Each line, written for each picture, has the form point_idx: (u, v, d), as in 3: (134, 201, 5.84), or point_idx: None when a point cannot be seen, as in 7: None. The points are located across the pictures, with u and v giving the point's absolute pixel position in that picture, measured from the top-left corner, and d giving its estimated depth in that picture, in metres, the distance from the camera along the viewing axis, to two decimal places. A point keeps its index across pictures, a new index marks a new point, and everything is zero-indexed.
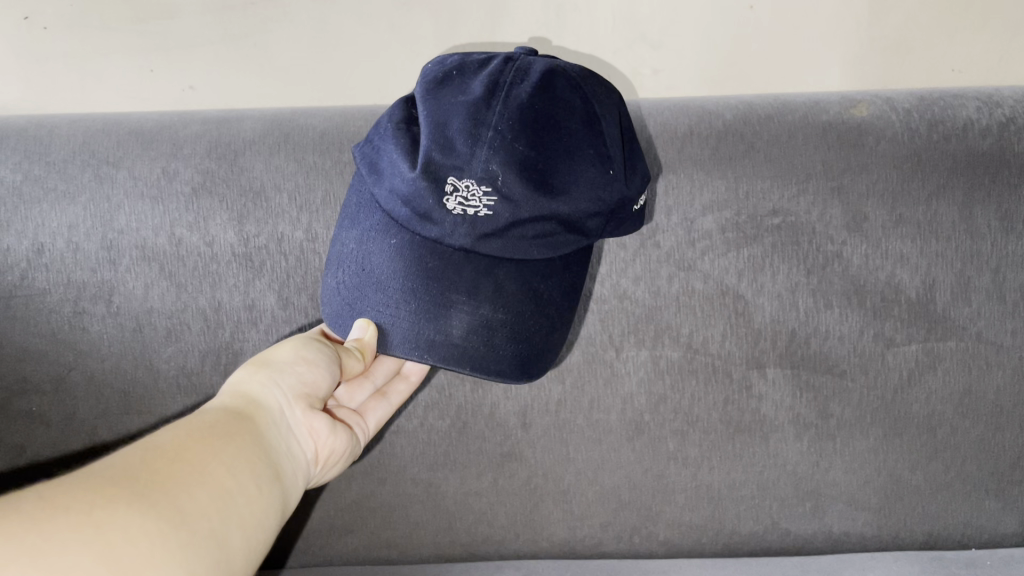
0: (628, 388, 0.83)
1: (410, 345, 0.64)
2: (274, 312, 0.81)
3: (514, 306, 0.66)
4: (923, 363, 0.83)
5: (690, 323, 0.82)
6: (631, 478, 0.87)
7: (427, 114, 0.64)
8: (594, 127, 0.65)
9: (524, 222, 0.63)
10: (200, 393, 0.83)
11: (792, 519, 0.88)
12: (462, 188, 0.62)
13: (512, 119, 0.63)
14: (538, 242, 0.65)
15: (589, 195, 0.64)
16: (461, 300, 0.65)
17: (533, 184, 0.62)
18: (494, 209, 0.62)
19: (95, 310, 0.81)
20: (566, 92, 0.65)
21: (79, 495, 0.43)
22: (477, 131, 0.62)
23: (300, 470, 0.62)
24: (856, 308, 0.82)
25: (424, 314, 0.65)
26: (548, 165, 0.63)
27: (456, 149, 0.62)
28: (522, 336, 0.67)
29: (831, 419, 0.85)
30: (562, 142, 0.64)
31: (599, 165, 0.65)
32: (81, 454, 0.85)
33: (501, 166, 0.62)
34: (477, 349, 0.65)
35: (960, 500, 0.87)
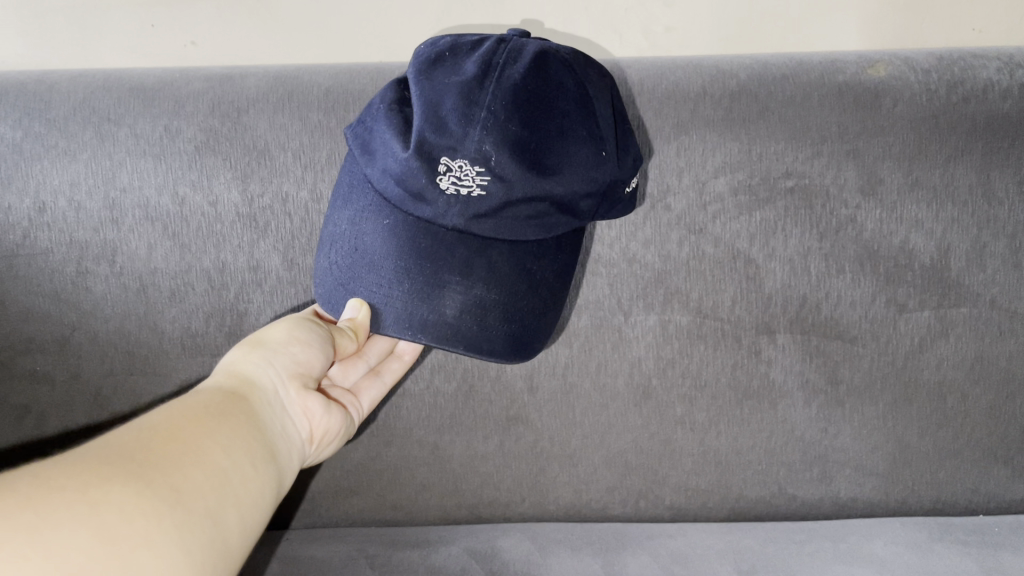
0: (636, 352, 0.83)
1: (403, 325, 0.63)
2: (279, 274, 0.80)
3: (507, 285, 0.65)
4: (935, 330, 0.82)
5: (701, 287, 0.81)
6: (638, 443, 0.86)
7: (420, 94, 0.63)
8: (587, 108, 0.64)
9: (518, 202, 0.63)
10: (205, 354, 0.82)
11: (800, 485, 0.88)
12: (455, 167, 0.61)
13: (505, 99, 0.62)
14: (530, 222, 0.64)
15: (581, 176, 0.63)
16: (455, 280, 0.64)
17: (526, 165, 0.61)
18: (487, 189, 0.62)
19: (98, 271, 0.80)
20: (560, 73, 0.64)
21: (75, 474, 0.43)
22: (471, 111, 0.61)
23: (294, 450, 0.62)
24: (869, 274, 0.81)
25: (418, 293, 0.64)
26: (541, 146, 0.62)
27: (449, 128, 0.61)
28: (515, 317, 0.66)
29: (841, 385, 0.84)
30: (554, 123, 0.63)
31: (591, 145, 0.64)
32: (83, 415, 0.85)
33: (493, 146, 0.61)
34: (471, 329, 0.64)
35: (968, 466, 0.87)
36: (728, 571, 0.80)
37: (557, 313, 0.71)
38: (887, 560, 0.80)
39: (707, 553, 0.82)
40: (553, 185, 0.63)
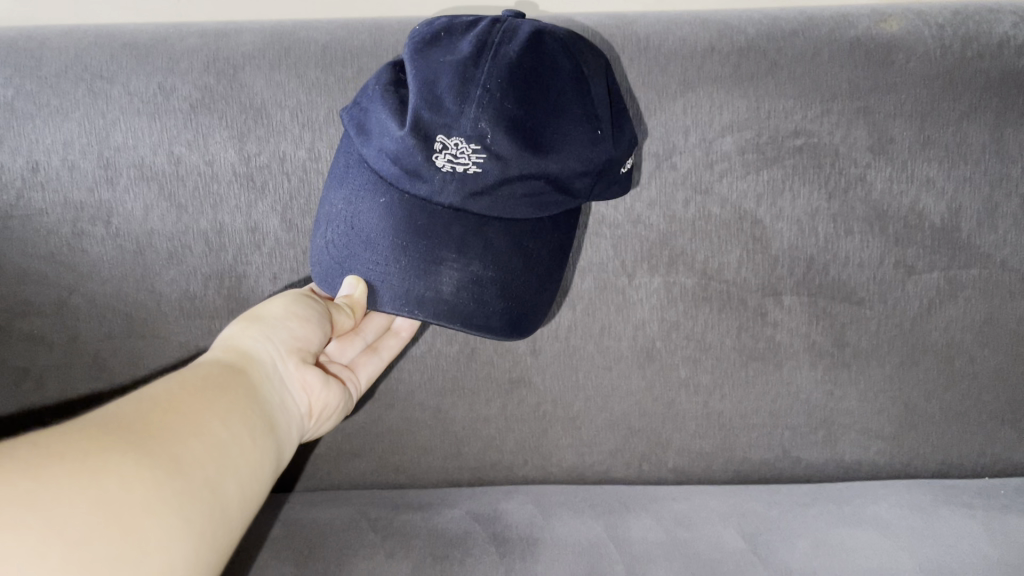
0: (641, 314, 0.81)
1: (401, 301, 0.63)
2: (277, 235, 0.79)
3: (503, 262, 0.65)
4: (944, 291, 0.81)
5: (706, 248, 0.79)
6: (642, 405, 0.85)
7: (415, 72, 0.62)
8: (583, 87, 0.64)
9: (514, 180, 0.62)
10: (204, 316, 0.82)
11: (804, 447, 0.87)
12: (450, 143, 0.61)
13: (501, 77, 0.61)
14: (526, 201, 0.64)
15: (579, 154, 0.63)
16: (452, 257, 0.64)
17: (523, 142, 0.61)
18: (484, 167, 0.61)
19: (93, 232, 0.79)
20: (555, 52, 0.64)
21: (73, 443, 0.42)
22: (467, 89, 0.61)
23: (292, 424, 0.61)
24: (878, 234, 0.79)
25: (414, 270, 0.63)
26: (537, 124, 0.62)
27: (445, 107, 0.61)
28: (511, 293, 0.66)
29: (848, 347, 0.83)
30: (550, 102, 0.63)
31: (586, 124, 0.63)
32: (82, 377, 0.84)
33: (489, 124, 0.60)
34: (468, 305, 0.64)
35: (975, 429, 0.86)
36: (732, 533, 0.79)
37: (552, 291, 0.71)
38: (892, 522, 0.80)
39: (711, 516, 0.82)
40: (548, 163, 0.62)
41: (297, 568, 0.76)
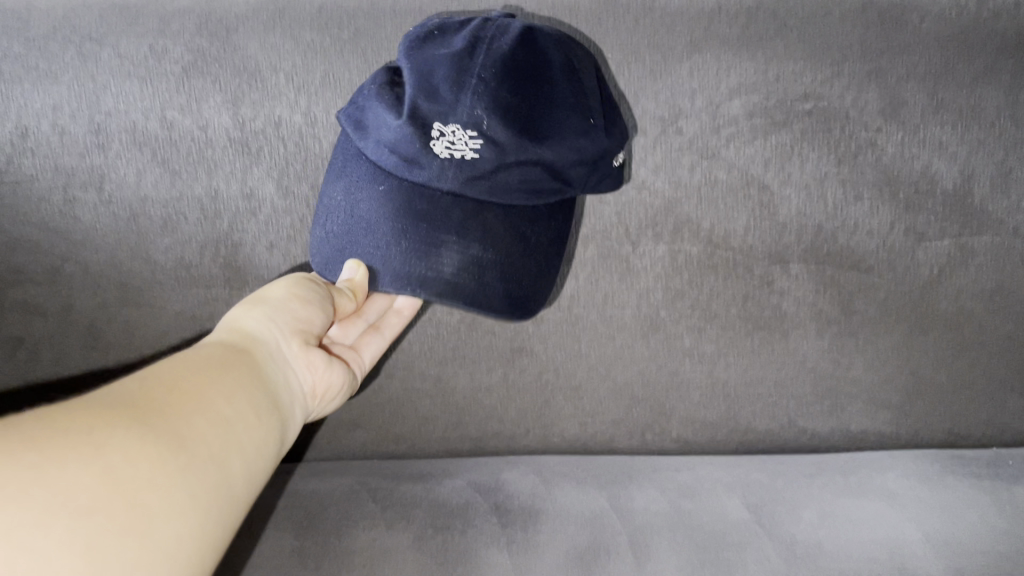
0: (645, 282, 0.80)
1: (402, 281, 0.64)
2: (273, 202, 0.77)
3: (503, 246, 0.67)
4: (954, 258, 0.79)
5: (712, 214, 0.78)
6: (646, 375, 0.84)
7: (411, 66, 0.64)
8: (576, 78, 0.66)
9: (510, 167, 0.64)
10: (199, 285, 0.79)
11: (810, 418, 0.85)
12: (447, 130, 0.62)
13: (494, 68, 0.63)
14: (523, 189, 0.66)
15: (574, 141, 0.64)
16: (452, 239, 0.65)
17: (518, 129, 0.63)
18: (480, 153, 0.63)
19: (85, 199, 0.77)
20: (546, 46, 0.66)
21: (76, 416, 0.41)
22: (462, 79, 0.63)
23: (297, 405, 0.59)
24: (887, 200, 0.78)
25: (414, 253, 0.64)
26: (531, 112, 0.63)
27: (441, 96, 0.63)
28: (511, 277, 0.67)
29: (856, 315, 0.81)
30: (543, 92, 0.64)
31: (580, 112, 0.65)
32: (78, 346, 0.82)
33: (485, 111, 0.62)
34: (468, 285, 0.65)
35: (984, 398, 0.84)
36: (736, 503, 0.78)
37: (550, 281, 0.72)
38: (898, 492, 0.79)
39: (715, 486, 0.81)
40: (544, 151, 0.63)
41: (297, 539, 0.75)
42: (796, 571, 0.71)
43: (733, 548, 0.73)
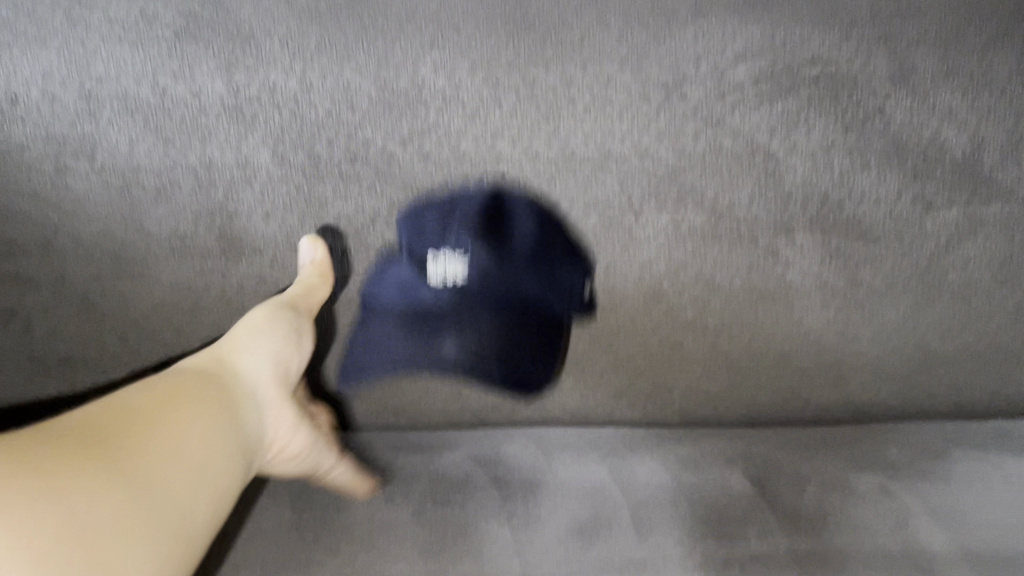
0: (647, 253, 0.79)
1: (411, 363, 0.81)
2: (269, 170, 0.76)
3: (498, 338, 0.82)
4: (963, 228, 0.78)
5: (717, 184, 0.77)
6: (648, 347, 0.82)
7: (405, 225, 0.78)
8: (545, 222, 0.78)
9: (498, 294, 0.82)
10: (194, 256, 0.78)
11: (814, 389, 0.84)
12: (448, 284, 0.81)
13: (472, 212, 0.78)
14: (513, 313, 0.83)
15: (543, 271, 0.80)
16: (453, 335, 0.82)
17: (498, 255, 0.80)
18: (468, 284, 0.81)
19: (77, 167, 0.75)
20: (518, 196, 0.77)
21: (44, 462, 0.47)
22: (446, 221, 0.78)
23: (263, 451, 0.64)
24: (895, 168, 0.76)
25: (423, 345, 0.81)
26: (508, 245, 0.80)
27: (434, 237, 0.79)
28: (511, 363, 0.82)
29: (861, 286, 0.80)
30: (514, 232, 0.79)
31: (547, 248, 0.79)
32: (73, 319, 0.80)
33: (469, 237, 0.78)
34: (468, 359, 0.81)
35: (991, 369, 0.83)
36: (739, 476, 0.77)
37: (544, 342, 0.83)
38: (902, 464, 0.78)
39: (718, 459, 0.80)
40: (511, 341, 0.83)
41: (296, 512, 0.74)
42: (800, 543, 0.70)
43: (736, 522, 0.72)
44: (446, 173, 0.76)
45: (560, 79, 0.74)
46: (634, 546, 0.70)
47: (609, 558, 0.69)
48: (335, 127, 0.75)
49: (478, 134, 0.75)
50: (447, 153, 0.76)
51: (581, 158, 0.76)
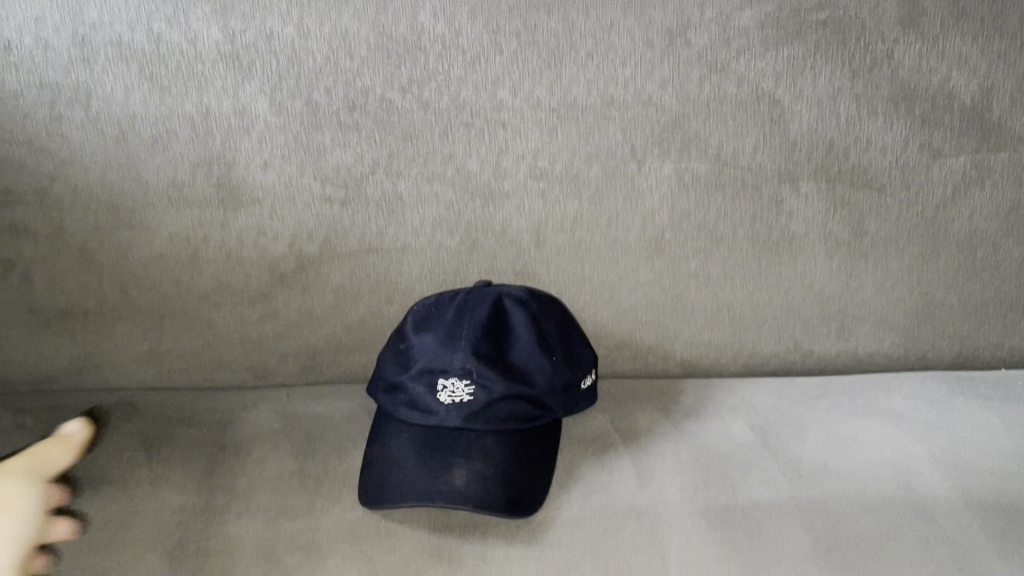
0: (650, 203, 0.78)
1: (419, 493, 0.66)
2: (266, 119, 0.74)
3: (513, 447, 0.69)
4: (970, 176, 0.77)
5: (721, 132, 0.75)
6: (650, 298, 0.81)
7: (414, 342, 0.72)
8: (546, 343, 0.72)
9: (514, 379, 0.69)
10: (192, 207, 0.77)
11: (816, 340, 0.84)
12: (447, 379, 0.69)
13: (477, 329, 0.71)
14: (533, 394, 0.70)
15: (548, 365, 0.71)
16: (460, 460, 0.67)
17: (504, 370, 0.69)
18: (474, 392, 0.69)
19: (72, 116, 0.74)
20: (518, 314, 0.72)
21: None
22: (452, 337, 0.70)
23: None
24: (903, 116, 0.75)
25: (428, 470, 0.67)
26: (512, 347, 0.71)
27: (439, 353, 0.70)
28: (516, 482, 0.67)
29: (866, 237, 0.79)
30: (519, 335, 0.72)
31: (547, 354, 0.71)
32: (71, 270, 0.79)
33: (476, 362, 0.69)
34: (480, 490, 0.66)
35: (995, 319, 0.82)
36: (740, 426, 0.78)
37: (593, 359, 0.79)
38: (905, 414, 0.78)
39: (719, 408, 0.80)
40: (539, 448, 0.71)
41: (298, 461, 0.74)
42: (801, 490, 0.69)
43: (738, 469, 0.72)
44: (446, 122, 0.75)
45: (562, 24, 0.72)
46: (635, 492, 0.70)
47: (609, 503, 0.68)
48: (333, 74, 0.73)
49: (478, 81, 0.74)
50: (447, 101, 0.74)
51: (583, 106, 0.75)
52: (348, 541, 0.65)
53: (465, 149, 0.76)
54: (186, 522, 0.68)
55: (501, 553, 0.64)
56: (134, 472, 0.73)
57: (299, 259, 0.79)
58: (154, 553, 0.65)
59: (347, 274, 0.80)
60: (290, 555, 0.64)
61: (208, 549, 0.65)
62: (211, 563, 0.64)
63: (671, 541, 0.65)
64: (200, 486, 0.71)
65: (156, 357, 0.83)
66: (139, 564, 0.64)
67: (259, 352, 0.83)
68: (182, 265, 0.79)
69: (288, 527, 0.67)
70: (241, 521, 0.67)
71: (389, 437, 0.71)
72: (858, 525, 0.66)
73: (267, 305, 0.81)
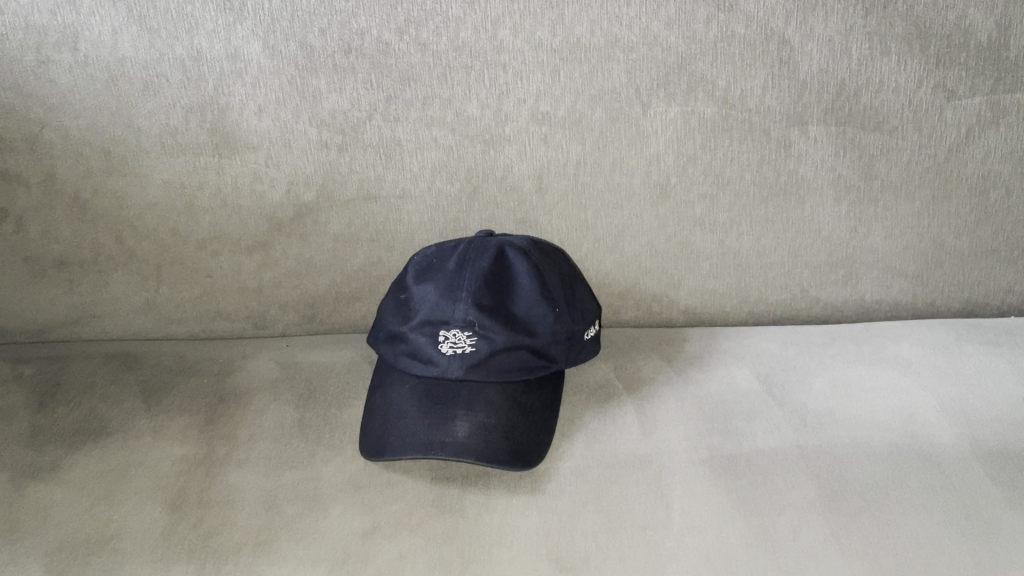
0: (655, 147, 0.76)
1: (420, 445, 0.65)
2: (260, 62, 0.72)
3: (515, 400, 0.68)
4: (985, 117, 0.75)
5: (729, 73, 0.73)
6: (655, 246, 0.80)
7: (415, 294, 0.71)
8: (548, 294, 0.70)
9: (516, 330, 0.68)
10: (185, 154, 0.76)
11: (823, 287, 0.82)
12: (448, 331, 0.68)
13: (478, 280, 0.69)
14: (535, 345, 0.69)
15: (550, 317, 0.70)
16: (462, 412, 0.66)
17: (506, 321, 0.68)
18: (475, 343, 0.67)
19: (61, 60, 0.72)
20: (520, 264, 0.71)
21: None
22: (453, 288, 0.69)
23: None
24: (916, 55, 0.73)
25: (430, 422, 0.66)
26: (514, 298, 0.70)
27: (440, 304, 0.69)
28: (517, 434, 0.66)
29: (876, 181, 0.77)
30: (522, 285, 0.70)
31: (549, 306, 0.70)
32: (64, 219, 0.78)
33: (477, 313, 0.67)
34: (482, 442, 0.65)
35: (1006, 265, 0.81)
36: (745, 374, 0.77)
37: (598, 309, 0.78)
38: (912, 361, 0.77)
39: (723, 356, 0.79)
40: (541, 400, 0.70)
41: (298, 411, 0.74)
42: (807, 439, 0.69)
43: (743, 418, 0.71)
44: (445, 64, 0.73)
45: None
46: (638, 442, 0.69)
47: (612, 452, 0.68)
48: (329, 14, 0.71)
49: (478, 22, 0.72)
50: (445, 42, 0.72)
51: (587, 46, 0.72)
52: (349, 491, 0.65)
53: (465, 92, 0.74)
54: (186, 473, 0.67)
55: (504, 503, 0.63)
56: (133, 423, 0.73)
57: (297, 207, 0.78)
58: (154, 503, 0.64)
59: (346, 222, 0.78)
60: (290, 505, 0.64)
61: (209, 499, 0.64)
62: (212, 512, 0.63)
63: (675, 489, 0.64)
64: (200, 437, 0.71)
65: (154, 306, 0.82)
66: (139, 514, 0.63)
67: (258, 301, 0.82)
68: (177, 213, 0.78)
69: (289, 477, 0.66)
70: (241, 472, 0.67)
71: (391, 388, 0.70)
72: (864, 474, 0.65)
73: (265, 254, 0.80)
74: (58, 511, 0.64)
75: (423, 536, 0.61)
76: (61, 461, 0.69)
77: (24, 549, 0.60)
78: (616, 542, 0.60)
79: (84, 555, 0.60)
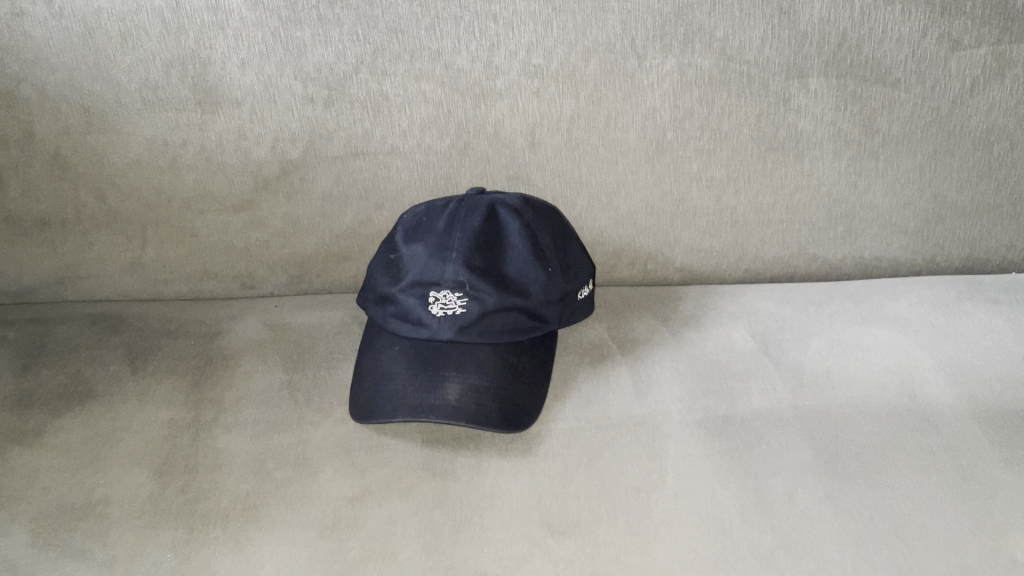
0: (651, 101, 0.74)
1: (410, 408, 0.64)
2: (242, 13, 0.70)
3: (506, 361, 0.67)
4: (990, 69, 0.73)
5: (727, 23, 0.71)
6: (650, 203, 0.78)
7: (404, 253, 0.69)
8: (541, 253, 0.69)
9: (508, 291, 0.67)
10: (167, 109, 0.73)
11: (821, 245, 0.81)
12: (438, 292, 0.66)
13: (468, 239, 0.68)
14: (527, 307, 0.68)
15: (542, 277, 0.68)
16: (454, 374, 0.66)
17: (497, 282, 0.66)
18: (465, 304, 0.66)
19: (35, 11, 0.69)
20: (511, 223, 0.69)
21: None
22: (443, 247, 0.67)
23: None
24: (920, 4, 0.71)
25: (421, 385, 0.65)
26: (505, 258, 0.68)
27: (430, 264, 0.67)
28: (509, 396, 0.65)
29: (877, 135, 0.75)
30: (513, 245, 0.69)
31: (541, 265, 0.68)
32: (44, 177, 0.76)
33: (467, 274, 0.66)
34: (473, 405, 0.64)
35: (1009, 221, 0.79)
36: (741, 333, 0.75)
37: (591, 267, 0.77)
38: (911, 319, 0.76)
39: (719, 316, 0.78)
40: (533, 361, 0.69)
41: (286, 374, 0.72)
42: (803, 399, 0.68)
43: (738, 378, 0.70)
44: (434, 15, 0.71)
45: None
46: (633, 404, 0.68)
47: (606, 414, 0.67)
48: None
49: None
50: None
51: None
52: (338, 454, 0.64)
53: (455, 43, 0.71)
54: (174, 437, 0.66)
55: (495, 465, 0.62)
56: (119, 386, 0.72)
57: (283, 165, 0.76)
58: (141, 468, 0.63)
59: (333, 179, 0.77)
60: (279, 469, 0.63)
61: (197, 463, 0.63)
62: (200, 476, 0.62)
63: (669, 451, 0.63)
64: (188, 400, 0.70)
65: (140, 267, 0.81)
66: (126, 479, 0.62)
67: (246, 261, 0.80)
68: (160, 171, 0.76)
69: (278, 440, 0.65)
70: (230, 435, 0.66)
71: (381, 349, 0.69)
72: (860, 435, 0.64)
73: (251, 213, 0.78)
74: (43, 477, 0.63)
75: (413, 501, 0.60)
76: (46, 426, 0.67)
77: (9, 515, 0.60)
78: (608, 505, 0.59)
79: (70, 520, 0.59)
